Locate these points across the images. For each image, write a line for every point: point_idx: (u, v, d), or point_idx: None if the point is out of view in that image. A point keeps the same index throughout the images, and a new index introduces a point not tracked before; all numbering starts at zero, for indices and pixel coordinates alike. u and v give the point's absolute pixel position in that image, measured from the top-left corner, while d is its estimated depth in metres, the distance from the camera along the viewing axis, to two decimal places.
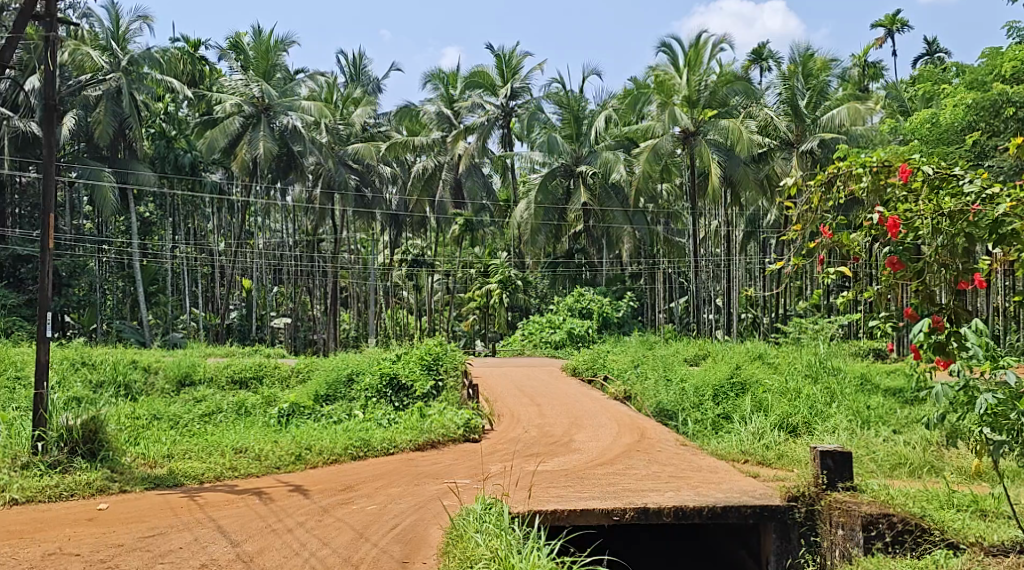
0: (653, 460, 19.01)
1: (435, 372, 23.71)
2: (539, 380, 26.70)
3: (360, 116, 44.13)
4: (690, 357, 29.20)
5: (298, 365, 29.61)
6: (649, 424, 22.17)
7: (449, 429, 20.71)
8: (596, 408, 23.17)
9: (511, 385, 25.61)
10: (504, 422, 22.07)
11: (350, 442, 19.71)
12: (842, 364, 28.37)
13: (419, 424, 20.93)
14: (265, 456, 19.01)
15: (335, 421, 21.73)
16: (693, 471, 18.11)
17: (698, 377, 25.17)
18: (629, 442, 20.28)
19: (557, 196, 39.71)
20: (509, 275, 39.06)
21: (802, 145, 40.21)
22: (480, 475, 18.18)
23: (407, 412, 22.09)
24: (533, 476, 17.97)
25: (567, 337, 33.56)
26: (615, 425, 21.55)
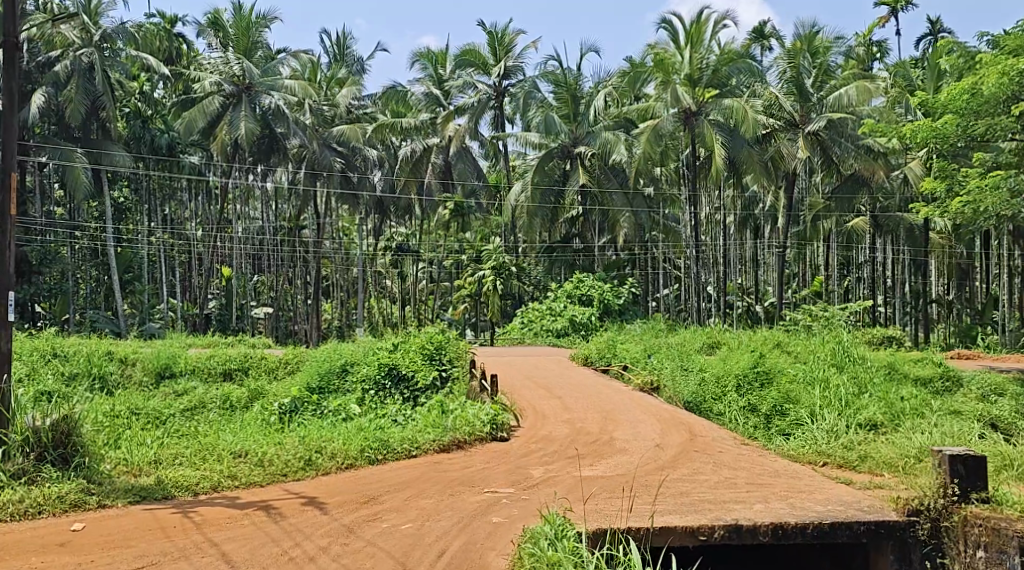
0: (709, 466, 17.68)
1: (444, 363, 22.00)
2: (552, 368, 25.21)
3: (344, 96, 41.83)
4: (704, 345, 27.77)
5: (287, 356, 27.77)
6: (689, 418, 20.76)
7: (474, 426, 18.94)
8: (629, 400, 21.73)
9: (522, 375, 24.10)
10: (528, 417, 20.43)
11: (362, 443, 17.92)
12: (863, 353, 27.10)
13: (441, 422, 19.08)
14: (269, 460, 17.21)
15: (341, 418, 19.96)
16: (772, 477, 17.28)
17: (720, 367, 23.76)
18: (679, 442, 18.92)
19: (555, 179, 38.02)
20: (503, 262, 37.03)
21: (808, 127, 39.21)
22: (521, 484, 16.68)
23: (418, 407, 20.35)
24: (584, 487, 16.57)
25: (569, 325, 32.02)
26: (656, 422, 20.06)
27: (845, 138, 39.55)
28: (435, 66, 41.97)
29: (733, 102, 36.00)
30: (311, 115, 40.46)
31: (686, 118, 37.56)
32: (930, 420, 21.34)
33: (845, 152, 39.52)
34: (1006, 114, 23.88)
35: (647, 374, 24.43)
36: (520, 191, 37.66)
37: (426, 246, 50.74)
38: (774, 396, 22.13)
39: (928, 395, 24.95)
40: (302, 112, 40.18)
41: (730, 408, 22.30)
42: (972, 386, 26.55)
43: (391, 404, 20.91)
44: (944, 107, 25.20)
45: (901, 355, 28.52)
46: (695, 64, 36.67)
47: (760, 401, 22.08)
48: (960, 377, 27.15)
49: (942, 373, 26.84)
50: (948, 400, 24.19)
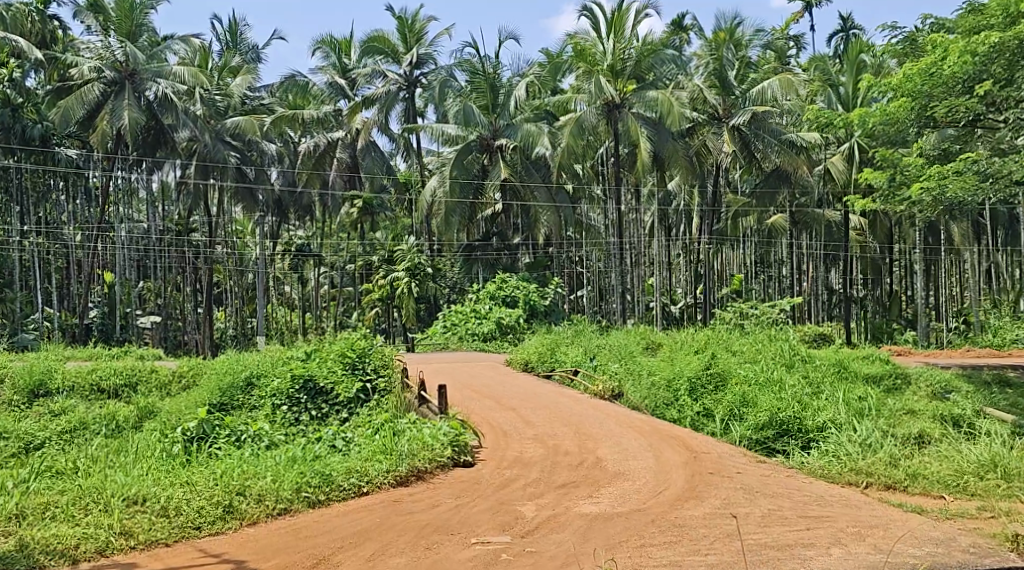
0: (730, 494, 15.87)
1: (376, 371, 19.50)
2: (492, 375, 23.24)
3: (239, 85, 39.58)
4: (644, 346, 25.93)
5: (181, 368, 24.77)
6: (672, 431, 18.95)
7: (432, 450, 16.56)
8: (600, 412, 19.86)
9: (461, 384, 21.95)
10: (489, 436, 18.26)
11: (293, 478, 15.42)
12: (810, 352, 25.28)
13: (395, 444, 16.64)
14: (175, 508, 14.64)
15: (262, 441, 17.35)
16: (826, 508, 15.51)
17: (671, 370, 21.98)
18: (680, 463, 17.08)
19: (473, 173, 35.89)
20: (418, 262, 36.24)
21: (732, 120, 37.52)
22: (516, 529, 14.54)
23: (352, 425, 17.91)
24: (600, 529, 14.51)
25: (496, 329, 30.52)
26: (644, 439, 18.17)
27: (767, 133, 37.89)
28: (338, 54, 40.72)
29: (659, 94, 34.73)
30: (202, 104, 37.68)
31: (608, 111, 36.05)
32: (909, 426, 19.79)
33: (768, 147, 37.77)
34: (960, 95, 21.49)
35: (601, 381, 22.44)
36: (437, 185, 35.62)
37: (327, 251, 48.22)
38: (730, 400, 20.47)
39: (885, 392, 23.57)
40: (192, 102, 37.25)
41: (686, 413, 20.70)
42: (922, 382, 24.96)
43: (315, 426, 18.32)
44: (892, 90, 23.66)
45: (845, 350, 26.79)
46: (617, 54, 35.26)
47: (715, 406, 20.50)
48: (909, 373, 25.49)
49: (891, 369, 25.10)
50: (907, 398, 22.36)
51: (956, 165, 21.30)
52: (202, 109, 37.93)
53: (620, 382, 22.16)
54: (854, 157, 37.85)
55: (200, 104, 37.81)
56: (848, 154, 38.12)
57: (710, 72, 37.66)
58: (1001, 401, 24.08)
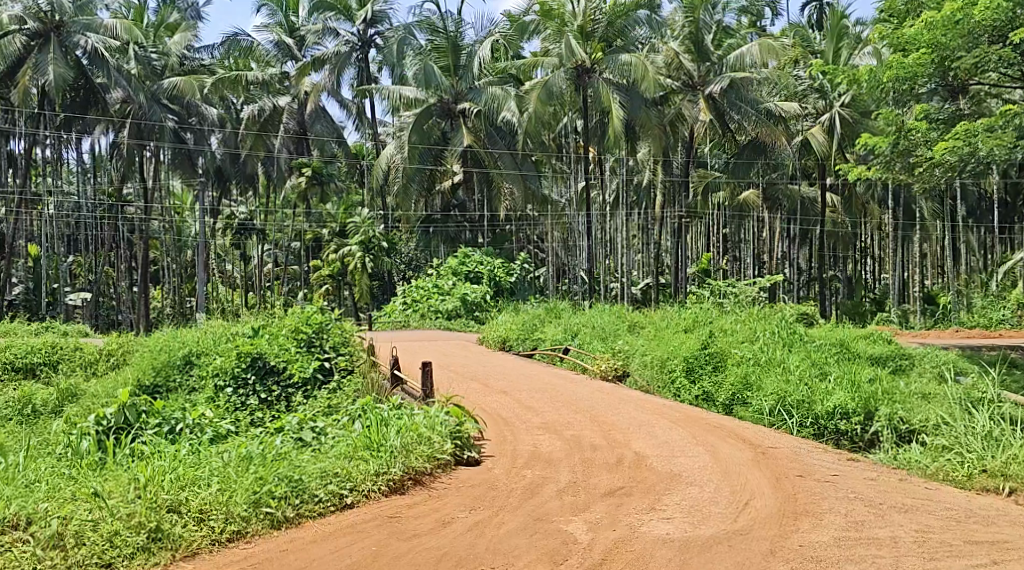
0: (849, 507, 13.70)
1: (335, 349, 17.10)
2: (471, 356, 21.28)
3: (176, 42, 37.36)
4: (626, 323, 23.90)
5: (108, 346, 22.15)
6: (717, 421, 16.98)
7: (429, 444, 14.25)
8: (610, 396, 17.93)
9: (439, 367, 19.79)
10: (491, 425, 16.15)
11: (245, 487, 13.01)
12: (806, 330, 23.23)
13: (384, 436, 14.23)
14: (79, 534, 12.20)
15: (203, 433, 14.87)
16: (989, 523, 13.46)
17: (666, 348, 19.97)
18: (748, 461, 15.05)
19: (434, 139, 34.69)
20: (371, 236, 34.74)
21: (708, 89, 35.51)
22: (565, 558, 12.30)
23: (315, 410, 15.53)
24: (702, 560, 12.28)
25: (461, 305, 28.57)
26: (688, 432, 16.07)
27: (746, 102, 35.70)
28: (286, 12, 38.78)
29: (631, 57, 32.63)
30: (137, 63, 35.11)
31: (579, 75, 34.20)
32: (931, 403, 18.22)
33: (744, 117, 35.66)
34: (988, 44, 20.44)
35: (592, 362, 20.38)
36: (395, 151, 34.50)
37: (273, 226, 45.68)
38: (732, 382, 18.52)
39: (891, 369, 21.77)
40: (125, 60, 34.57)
41: (683, 398, 18.72)
42: (927, 364, 23.29)
43: (268, 412, 15.88)
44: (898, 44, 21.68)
45: (840, 328, 24.77)
46: (588, 14, 33.41)
47: (715, 389, 18.55)
48: (912, 354, 23.43)
49: (893, 350, 23.06)
50: (920, 380, 20.44)
51: (987, 121, 19.56)
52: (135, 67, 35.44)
53: (627, 361, 20.13)
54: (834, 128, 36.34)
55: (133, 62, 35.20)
56: (828, 126, 36.92)
57: (685, 37, 35.67)
58: (1013, 384, 22.16)
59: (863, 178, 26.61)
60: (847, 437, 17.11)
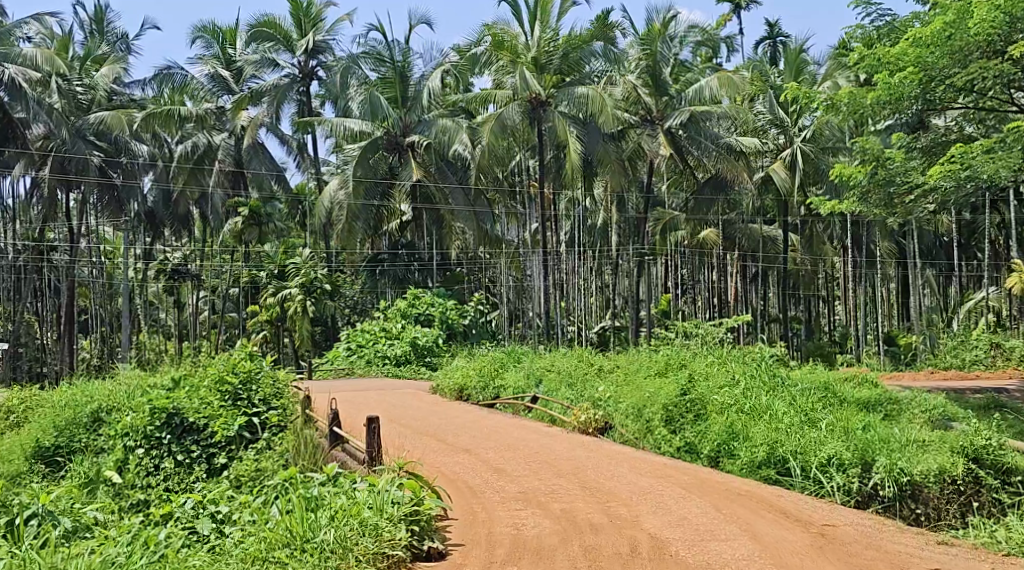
0: None
1: (266, 403, 15.28)
2: (425, 408, 19.20)
3: (103, 75, 37.04)
4: (589, 365, 21.95)
5: (14, 399, 19.99)
6: (739, 487, 14.96)
7: (377, 535, 11.80)
8: (597, 454, 15.95)
9: (385, 419, 17.87)
10: (463, 495, 14.12)
11: None
12: (787, 372, 21.22)
13: (308, 534, 11.69)
14: None
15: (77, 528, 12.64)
16: None
17: (639, 395, 17.99)
18: (803, 546, 12.94)
19: (381, 172, 33.26)
20: (312, 278, 34.00)
21: (666, 122, 33.63)
22: None
23: (238, 480, 13.73)
24: None
25: (411, 351, 26.53)
26: (715, 507, 13.98)
27: (704, 136, 33.94)
28: (222, 44, 39.38)
29: (588, 89, 31.06)
30: (61, 96, 33.92)
31: (533, 108, 32.43)
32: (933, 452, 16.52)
33: (704, 153, 33.90)
34: (980, 61, 18.46)
35: (559, 412, 18.43)
36: (338, 187, 32.63)
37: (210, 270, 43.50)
38: (717, 432, 16.63)
39: (878, 409, 20.00)
40: (48, 92, 33.44)
41: (664, 450, 16.82)
42: (916, 406, 21.50)
43: (183, 479, 14.14)
44: (871, 65, 20.06)
45: (820, 370, 22.76)
46: (542, 45, 31.63)
47: (699, 440, 16.65)
48: (900, 399, 21.32)
49: (880, 394, 21.00)
50: (917, 427, 18.64)
51: (985, 142, 18.35)
52: (59, 100, 33.86)
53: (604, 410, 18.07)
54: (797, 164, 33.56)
55: (55, 94, 33.69)
56: (789, 161, 33.92)
57: (642, 70, 33.72)
58: (1013, 430, 20.06)
59: (837, 211, 24.87)
60: (840, 489, 15.50)
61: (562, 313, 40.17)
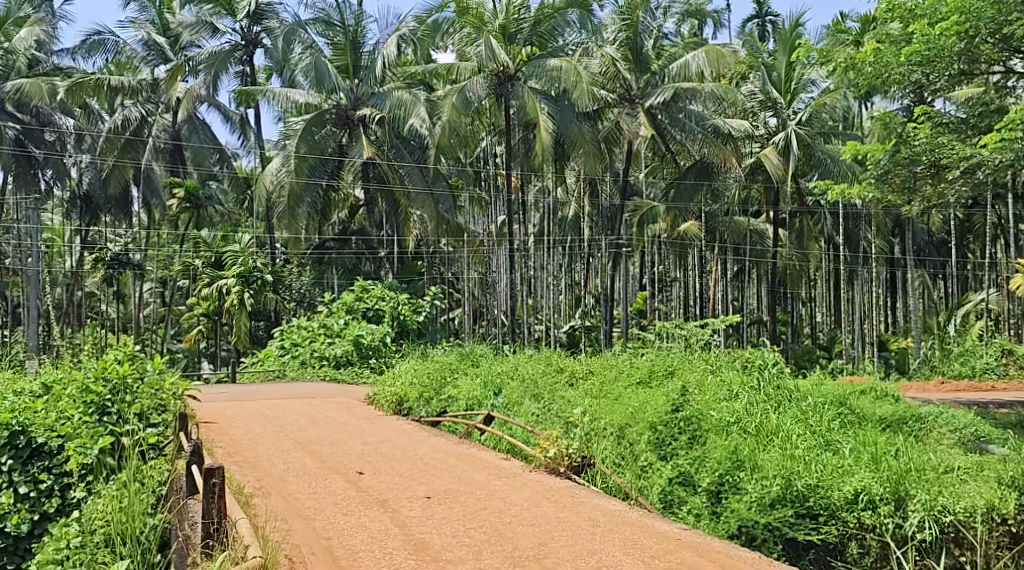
0: None
1: (143, 419, 13.57)
2: (349, 426, 15.67)
3: (23, 38, 34.07)
4: (556, 371, 18.58)
5: None
6: None
7: None
8: (571, 518, 11.98)
9: (296, 445, 14.37)
10: None
11: None
12: (792, 381, 17.89)
13: None
14: None
15: None
16: None
17: (619, 409, 14.55)
18: None
19: (328, 151, 29.92)
20: (253, 267, 30.85)
21: (647, 100, 30.09)
22: None
23: (88, 522, 11.62)
24: None
25: (352, 350, 23.25)
26: None
27: (686, 118, 30.44)
28: (161, 10, 36.58)
29: (562, 60, 27.83)
30: None
31: (499, 83, 29.03)
32: (971, 481, 13.60)
33: (688, 135, 30.25)
34: None
35: (522, 426, 15.04)
36: (280, 165, 29.17)
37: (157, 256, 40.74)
38: (719, 456, 13.11)
39: (902, 423, 16.77)
40: None
41: (652, 486, 13.13)
42: (945, 419, 18.20)
43: (25, 517, 12.31)
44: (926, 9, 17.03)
45: (827, 379, 19.50)
46: (511, 12, 28.22)
47: (696, 469, 13.00)
48: (925, 415, 17.97)
49: (902, 408, 17.62)
50: (954, 452, 15.33)
51: None
52: None
53: (573, 423, 14.49)
54: (791, 148, 29.73)
55: None
56: (782, 146, 30.07)
57: (622, 41, 30.10)
58: None
59: (845, 197, 21.64)
60: (875, 539, 12.32)
61: (530, 311, 36.96)
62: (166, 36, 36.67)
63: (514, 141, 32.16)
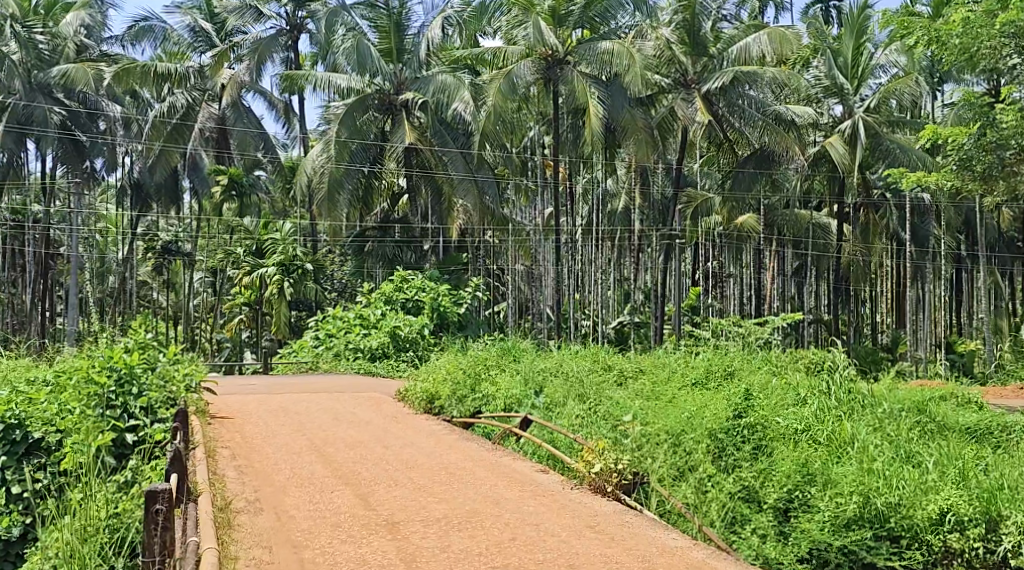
0: None
1: (149, 414, 12.51)
2: (371, 427, 14.32)
3: (69, 24, 33.67)
4: (607, 369, 17.19)
5: None
6: None
7: None
8: (621, 556, 10.21)
9: (311, 450, 12.98)
10: None
11: None
12: (865, 385, 16.33)
13: None
14: None
15: None
16: None
17: (674, 414, 13.07)
18: None
19: (369, 136, 28.72)
20: (293, 255, 29.84)
21: (704, 86, 28.54)
22: None
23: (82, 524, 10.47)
24: None
25: (395, 343, 22.09)
26: None
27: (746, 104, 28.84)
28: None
29: (615, 43, 26.36)
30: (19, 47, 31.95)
31: (548, 66, 27.64)
32: None
33: (748, 122, 28.65)
34: None
35: (564, 429, 13.62)
36: (320, 151, 27.99)
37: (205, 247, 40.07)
38: (785, 469, 11.54)
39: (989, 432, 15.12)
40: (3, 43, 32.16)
41: (711, 501, 11.47)
42: None
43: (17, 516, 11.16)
44: None
45: (902, 384, 17.92)
46: None
47: (760, 484, 11.41)
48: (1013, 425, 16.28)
49: (988, 417, 15.95)
50: None
51: None
52: (18, 53, 32.18)
53: (623, 427, 13.04)
54: (857, 137, 27.99)
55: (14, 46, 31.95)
56: (849, 134, 28.37)
57: (679, 23, 28.56)
58: None
59: (924, 186, 20.03)
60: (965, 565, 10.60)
61: (580, 305, 35.64)
62: (211, 21, 35.82)
63: (564, 128, 30.80)
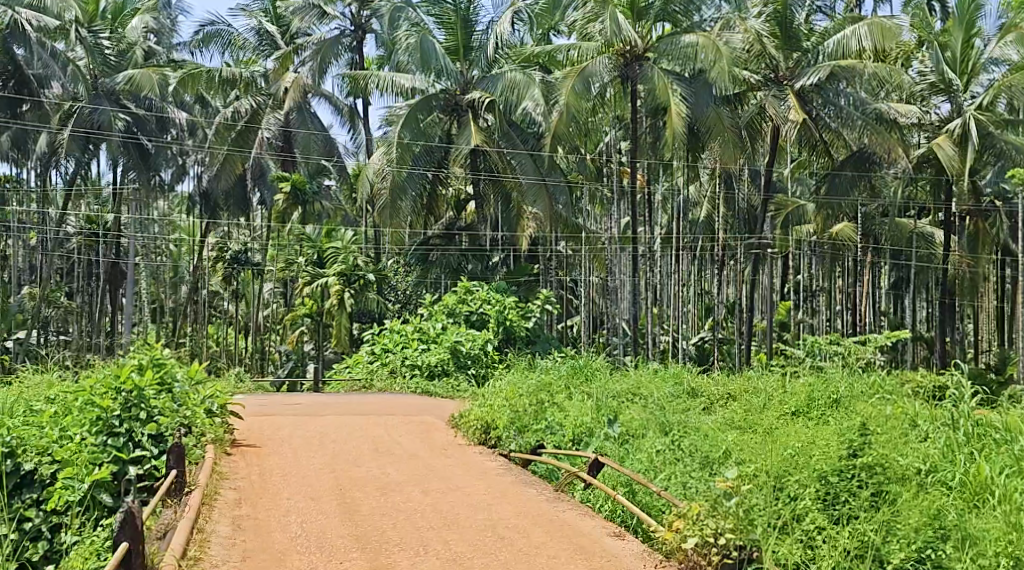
0: None
1: (158, 443, 11.00)
2: (416, 465, 12.38)
3: (135, 28, 33.60)
4: (693, 393, 15.19)
5: None
6: None
7: None
8: None
9: (340, 496, 11.02)
10: None
11: None
12: (993, 414, 14.08)
13: None
14: None
15: None
16: None
17: (778, 454, 10.91)
18: None
19: (436, 138, 27.06)
20: (355, 265, 28.29)
21: (796, 83, 26.41)
22: None
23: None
24: None
25: (459, 360, 20.34)
26: None
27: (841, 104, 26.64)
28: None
29: (699, 36, 24.34)
30: (82, 51, 30.87)
31: (626, 63, 25.70)
32: None
33: (845, 123, 26.41)
34: None
35: (646, 466, 11.60)
36: (383, 155, 26.42)
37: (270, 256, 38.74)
38: (917, 520, 9.26)
39: None
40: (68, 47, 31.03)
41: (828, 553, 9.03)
42: None
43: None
44: None
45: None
46: None
47: (887, 539, 9.11)
48: None
49: None
50: None
51: None
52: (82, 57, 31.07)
53: (715, 467, 10.93)
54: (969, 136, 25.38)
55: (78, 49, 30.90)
56: (956, 135, 26.01)
57: (770, 15, 26.39)
58: None
59: None
60: None
61: (659, 319, 33.61)
62: (277, 24, 34.57)
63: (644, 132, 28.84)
